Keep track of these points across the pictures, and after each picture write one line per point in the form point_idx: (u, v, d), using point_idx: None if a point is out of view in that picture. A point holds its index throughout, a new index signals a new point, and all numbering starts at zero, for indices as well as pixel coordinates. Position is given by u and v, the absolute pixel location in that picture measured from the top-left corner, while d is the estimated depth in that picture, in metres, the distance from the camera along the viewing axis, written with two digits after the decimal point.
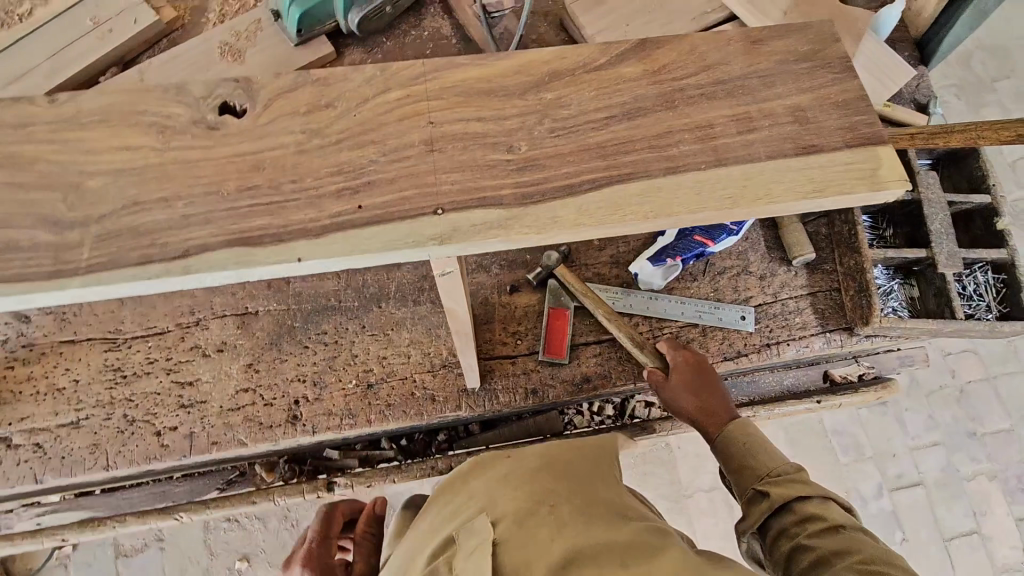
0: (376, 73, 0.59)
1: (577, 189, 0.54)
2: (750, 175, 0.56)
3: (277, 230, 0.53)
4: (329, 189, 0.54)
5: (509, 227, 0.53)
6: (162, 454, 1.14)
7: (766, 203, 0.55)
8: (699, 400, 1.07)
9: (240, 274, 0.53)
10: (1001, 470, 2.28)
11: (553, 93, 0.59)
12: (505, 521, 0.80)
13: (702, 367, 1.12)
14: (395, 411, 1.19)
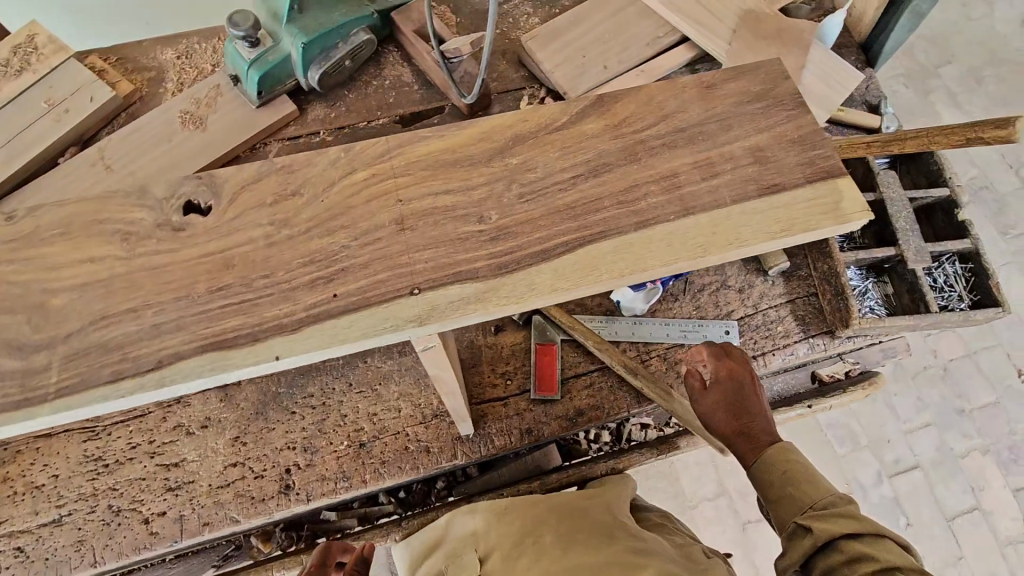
0: (340, 160, 0.70)
1: (551, 253, 0.64)
2: (714, 223, 0.65)
3: (252, 328, 0.63)
4: (304, 281, 0.64)
5: (487, 298, 0.62)
6: (152, 543, 1.09)
7: (732, 247, 0.64)
8: (734, 422, 1.03)
9: (218, 377, 0.63)
10: (993, 443, 2.31)
11: (521, 159, 0.69)
12: (492, 557, 0.93)
13: (742, 380, 1.05)
14: (390, 468, 1.16)
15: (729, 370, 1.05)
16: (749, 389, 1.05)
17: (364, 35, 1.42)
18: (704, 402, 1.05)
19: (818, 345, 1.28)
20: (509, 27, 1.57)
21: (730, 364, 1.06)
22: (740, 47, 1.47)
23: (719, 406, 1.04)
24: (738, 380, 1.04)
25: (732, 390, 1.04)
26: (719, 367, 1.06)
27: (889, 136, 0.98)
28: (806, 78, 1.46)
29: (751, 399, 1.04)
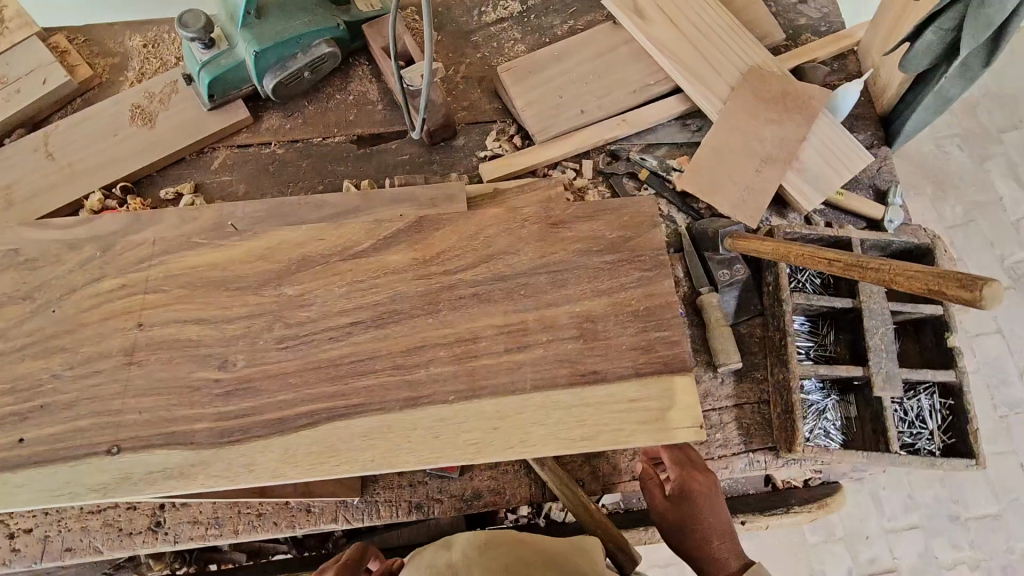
0: (128, 280, 0.84)
1: (287, 424, 0.78)
2: (442, 415, 0.78)
3: None
4: (10, 414, 0.79)
5: (184, 474, 0.77)
6: (12, 559, 1.07)
7: (474, 454, 0.77)
8: (699, 538, 0.99)
9: None
10: (985, 560, 2.03)
11: (296, 292, 0.83)
12: None
13: (707, 494, 1.00)
14: (265, 522, 1.09)
15: (692, 484, 1.00)
16: (716, 502, 1.00)
17: (325, 47, 1.33)
18: (664, 519, 1.01)
19: (758, 461, 1.15)
20: (492, 51, 1.51)
21: (692, 477, 1.01)
22: (737, 107, 1.31)
23: (682, 522, 1.00)
24: (703, 495, 0.99)
25: (699, 506, 0.99)
26: (681, 481, 1.00)
27: (853, 258, 0.87)
28: (807, 154, 1.29)
29: (719, 516, 0.99)
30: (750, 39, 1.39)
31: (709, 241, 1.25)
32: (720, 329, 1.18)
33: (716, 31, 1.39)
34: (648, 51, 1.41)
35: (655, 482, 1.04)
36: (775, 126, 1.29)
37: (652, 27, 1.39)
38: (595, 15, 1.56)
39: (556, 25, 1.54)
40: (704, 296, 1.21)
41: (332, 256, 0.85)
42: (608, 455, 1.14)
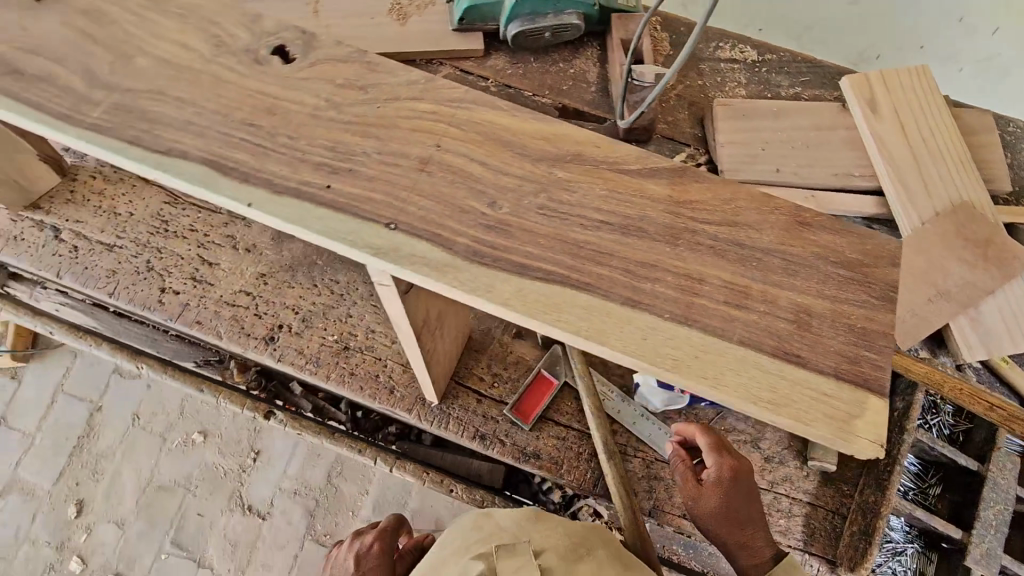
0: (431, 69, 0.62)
1: (525, 275, 0.51)
2: (694, 353, 0.49)
3: (186, 141, 0.55)
4: (275, 135, 0.55)
5: (442, 274, 0.50)
6: (156, 308, 1.23)
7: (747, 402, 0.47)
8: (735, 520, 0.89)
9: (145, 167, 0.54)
10: None
11: (566, 171, 0.56)
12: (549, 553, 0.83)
13: (746, 479, 0.89)
14: (354, 382, 1.20)
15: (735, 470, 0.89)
16: (754, 491, 0.89)
17: (575, 18, 1.44)
18: (704, 504, 0.90)
19: (810, 565, 1.12)
20: (714, 83, 1.56)
21: (733, 466, 0.89)
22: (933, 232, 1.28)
23: (722, 508, 0.89)
24: (743, 483, 0.89)
25: (738, 497, 0.88)
26: (721, 462, 0.89)
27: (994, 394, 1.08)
28: (988, 309, 1.23)
29: (756, 504, 0.90)
30: (973, 175, 1.35)
31: None
32: None
33: (942, 154, 1.37)
34: (865, 144, 1.39)
35: (682, 465, 0.95)
36: (967, 268, 1.24)
37: (880, 123, 1.38)
38: (825, 93, 1.56)
39: (781, 86, 1.57)
40: None
41: (600, 152, 0.57)
42: (670, 484, 1.16)
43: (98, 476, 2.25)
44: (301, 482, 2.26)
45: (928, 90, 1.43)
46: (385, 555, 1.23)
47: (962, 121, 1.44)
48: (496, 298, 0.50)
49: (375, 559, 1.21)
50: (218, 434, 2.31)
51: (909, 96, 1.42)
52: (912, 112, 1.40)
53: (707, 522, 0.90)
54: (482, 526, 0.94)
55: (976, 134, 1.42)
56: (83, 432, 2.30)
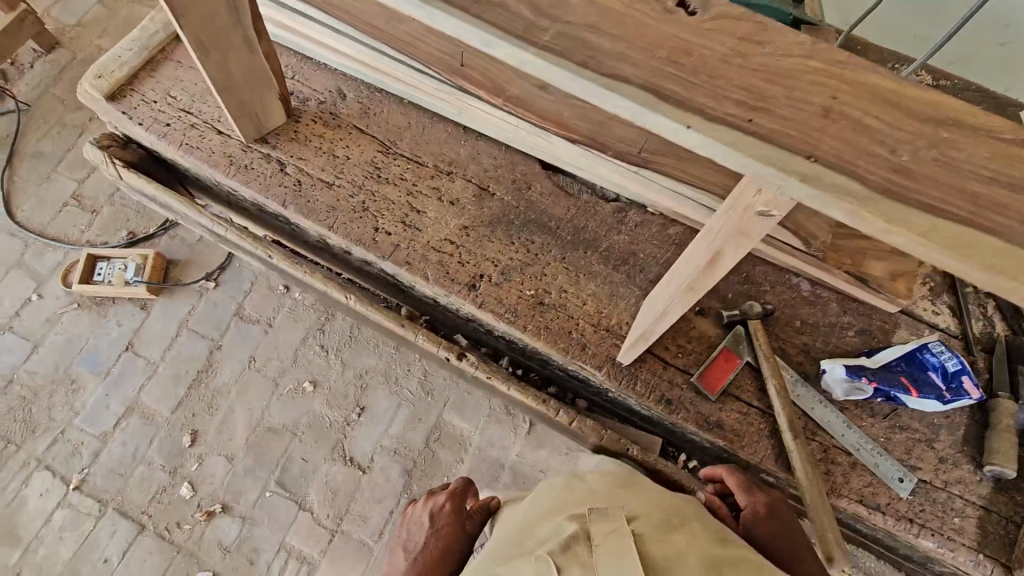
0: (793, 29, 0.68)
1: (939, 213, 0.57)
2: None
3: (626, 71, 0.62)
4: (700, 75, 0.63)
5: (863, 204, 0.57)
6: (371, 246, 1.32)
7: None
8: (787, 545, 1.11)
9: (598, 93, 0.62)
10: None
11: (951, 134, 0.62)
12: (639, 519, 1.01)
13: (780, 510, 1.14)
14: (551, 335, 1.28)
15: (771, 505, 1.14)
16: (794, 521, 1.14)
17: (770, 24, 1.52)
18: (753, 530, 1.13)
19: (983, 565, 1.16)
20: None
21: (762, 497, 1.14)
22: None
23: (768, 535, 1.12)
24: (778, 513, 1.14)
25: (782, 526, 1.12)
26: (757, 501, 1.15)
27: None
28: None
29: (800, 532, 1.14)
30: None
31: None
32: (1008, 434, 1.19)
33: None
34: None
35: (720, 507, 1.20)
36: None
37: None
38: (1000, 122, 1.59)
39: None
40: (1000, 398, 1.22)
41: (971, 118, 0.63)
42: (847, 469, 1.22)
43: (211, 410, 2.33)
44: (401, 443, 2.30)
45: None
46: (458, 515, 1.30)
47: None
48: (914, 230, 0.57)
49: (448, 517, 1.28)
50: (323, 383, 2.36)
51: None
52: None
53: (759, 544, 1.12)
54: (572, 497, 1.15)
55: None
56: (203, 367, 2.39)
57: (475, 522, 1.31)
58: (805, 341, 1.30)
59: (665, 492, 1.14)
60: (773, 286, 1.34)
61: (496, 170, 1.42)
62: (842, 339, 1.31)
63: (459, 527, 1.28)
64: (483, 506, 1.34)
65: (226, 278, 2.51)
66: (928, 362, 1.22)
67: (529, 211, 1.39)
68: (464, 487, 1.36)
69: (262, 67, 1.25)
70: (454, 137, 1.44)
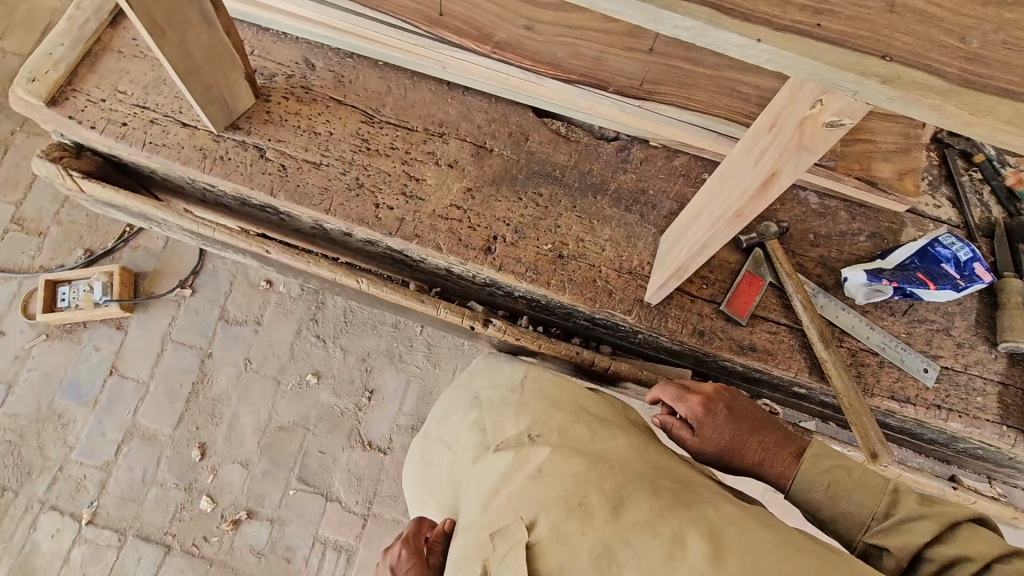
0: None
1: (1018, 96, 0.56)
2: None
3: None
4: None
5: (946, 97, 0.55)
6: (373, 223, 1.24)
7: None
8: (745, 446, 1.12)
9: (654, 18, 0.58)
10: None
11: (1014, 14, 0.60)
12: (539, 522, 0.91)
13: (718, 407, 1.14)
14: (574, 287, 1.24)
15: (709, 407, 1.14)
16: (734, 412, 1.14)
17: None
18: (706, 436, 1.13)
19: (1008, 436, 1.21)
20: None
21: (694, 401, 1.15)
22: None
23: (719, 438, 1.13)
24: (717, 410, 1.14)
25: (728, 426, 1.12)
26: (696, 404, 1.14)
27: None
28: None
29: (746, 419, 1.13)
30: None
31: None
32: (1019, 308, 1.24)
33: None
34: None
35: (675, 424, 1.19)
36: None
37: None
38: None
39: None
40: (1008, 277, 1.27)
41: None
42: (875, 368, 1.23)
43: (216, 419, 2.25)
44: (417, 419, 2.27)
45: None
46: (417, 558, 1.17)
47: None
48: (999, 118, 0.55)
49: (408, 568, 1.17)
50: (326, 374, 2.30)
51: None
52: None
53: (718, 448, 1.13)
54: (491, 497, 1.04)
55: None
56: (198, 377, 2.28)
57: (437, 553, 1.17)
58: (821, 253, 1.32)
59: (562, 451, 1.03)
60: (783, 203, 1.35)
61: (489, 125, 1.36)
62: (854, 245, 1.33)
63: (422, 568, 1.16)
64: (436, 531, 1.19)
65: (203, 282, 2.38)
66: (941, 253, 1.25)
67: (532, 164, 1.34)
68: (414, 526, 1.22)
69: (225, 44, 1.14)
70: (440, 96, 1.37)
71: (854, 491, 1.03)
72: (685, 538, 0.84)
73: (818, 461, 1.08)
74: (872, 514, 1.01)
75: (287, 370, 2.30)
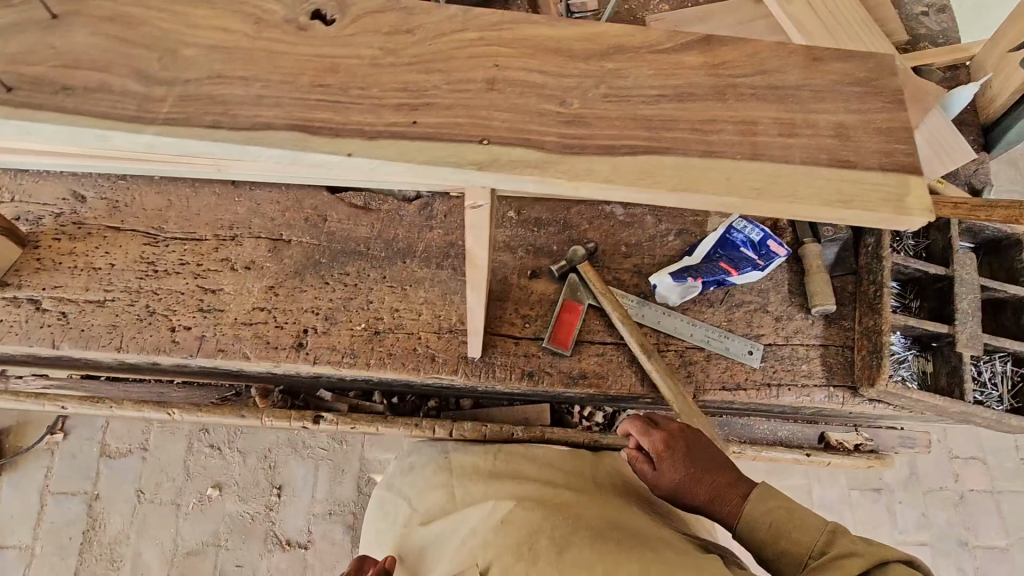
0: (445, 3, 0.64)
1: (616, 151, 0.57)
2: (772, 175, 0.58)
3: (264, 115, 0.56)
4: (352, 93, 0.58)
5: (543, 168, 0.56)
6: (171, 349, 1.18)
7: (832, 206, 0.57)
8: (696, 483, 1.07)
9: (249, 151, 0.56)
10: (973, 540, 2.33)
11: (615, 64, 0.62)
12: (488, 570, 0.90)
13: (680, 440, 1.11)
14: (395, 361, 1.21)
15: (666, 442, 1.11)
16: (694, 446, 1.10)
17: None
18: (665, 472, 1.09)
19: (836, 396, 1.26)
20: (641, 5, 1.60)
21: (652, 434, 1.12)
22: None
23: (678, 473, 1.08)
24: (676, 443, 1.10)
25: (681, 463, 1.08)
26: (655, 440, 1.11)
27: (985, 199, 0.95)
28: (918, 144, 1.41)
29: (703, 457, 1.09)
30: (881, 34, 1.49)
31: None
32: (820, 273, 1.29)
33: (853, 23, 1.49)
34: (784, 27, 1.51)
35: (637, 458, 1.15)
36: None
37: (792, 6, 1.50)
38: None
39: None
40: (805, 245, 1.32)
41: (626, 42, 0.64)
42: (703, 363, 1.26)
43: (117, 564, 2.09)
44: (333, 503, 2.19)
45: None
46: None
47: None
48: (598, 178, 0.56)
49: None
50: (228, 484, 2.18)
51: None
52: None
53: (674, 484, 1.08)
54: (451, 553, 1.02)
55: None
56: (88, 525, 2.12)
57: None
58: (634, 262, 1.35)
59: (526, 503, 1.04)
60: (590, 222, 1.37)
61: (281, 216, 1.33)
62: (665, 246, 1.36)
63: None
64: (376, 568, 1.00)
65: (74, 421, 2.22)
66: (738, 237, 1.30)
67: (334, 244, 1.32)
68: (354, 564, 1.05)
69: None
70: (227, 197, 1.33)
71: (793, 528, 0.95)
72: (628, 574, 0.83)
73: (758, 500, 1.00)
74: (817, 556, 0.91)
75: (190, 482, 2.18)
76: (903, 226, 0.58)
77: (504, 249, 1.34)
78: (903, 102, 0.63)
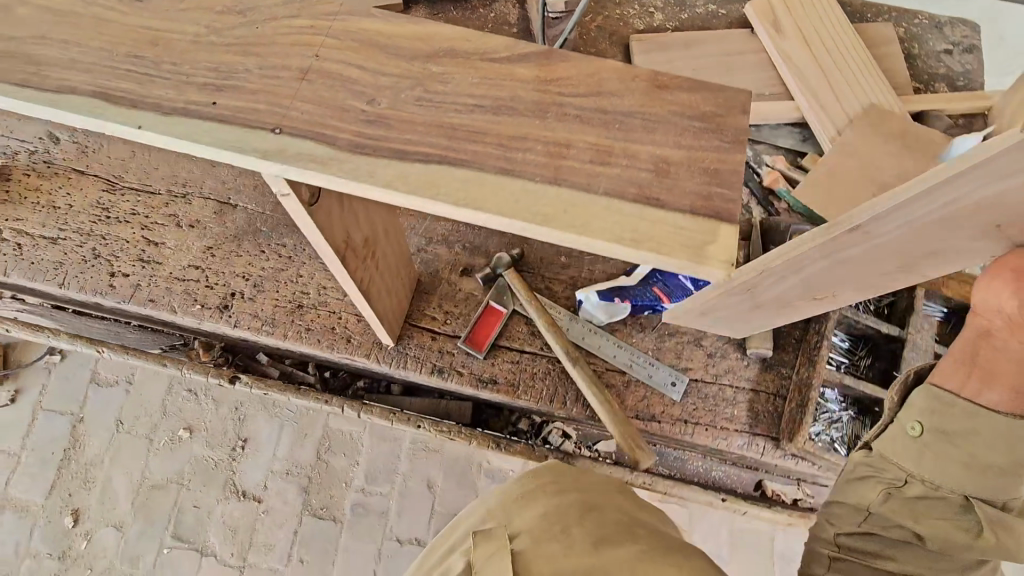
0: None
1: (407, 157, 0.56)
2: (567, 202, 0.54)
3: (78, 84, 0.58)
4: (196, 80, 0.58)
5: (327, 164, 0.55)
6: (108, 292, 1.27)
7: (623, 244, 0.53)
8: (1003, 436, 0.73)
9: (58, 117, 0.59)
10: None
11: (439, 67, 0.60)
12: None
13: None
14: (311, 336, 1.26)
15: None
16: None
17: None
18: None
19: (756, 444, 1.20)
20: (632, 10, 1.55)
21: None
22: (853, 138, 1.35)
23: None
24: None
25: None
26: None
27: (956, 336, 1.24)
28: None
29: None
30: (881, 79, 1.42)
31: (778, 236, 1.30)
32: None
33: (848, 66, 1.43)
34: (774, 62, 1.45)
35: None
36: None
37: (784, 41, 1.44)
38: (738, 8, 1.56)
39: (697, 6, 1.56)
40: None
41: (461, 49, 0.61)
42: (622, 389, 1.23)
43: (89, 485, 2.32)
44: (291, 462, 2.36)
45: (823, 4, 1.49)
46: None
47: (869, 35, 1.49)
48: (379, 183, 0.54)
49: None
50: (198, 428, 2.39)
51: (809, 13, 1.48)
52: (811, 24, 1.46)
53: None
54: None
55: (883, 44, 1.49)
56: (69, 444, 2.37)
57: None
58: (571, 275, 1.32)
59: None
60: None
61: (232, 180, 1.37)
62: (607, 264, 1.32)
63: None
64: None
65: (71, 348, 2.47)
66: None
67: (276, 213, 1.35)
68: None
69: None
70: (185, 156, 1.39)
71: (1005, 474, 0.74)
72: None
73: (951, 412, 0.77)
74: (946, 504, 0.77)
75: (165, 419, 2.41)
76: (703, 272, 0.53)
77: (440, 242, 1.34)
78: (744, 142, 0.58)
